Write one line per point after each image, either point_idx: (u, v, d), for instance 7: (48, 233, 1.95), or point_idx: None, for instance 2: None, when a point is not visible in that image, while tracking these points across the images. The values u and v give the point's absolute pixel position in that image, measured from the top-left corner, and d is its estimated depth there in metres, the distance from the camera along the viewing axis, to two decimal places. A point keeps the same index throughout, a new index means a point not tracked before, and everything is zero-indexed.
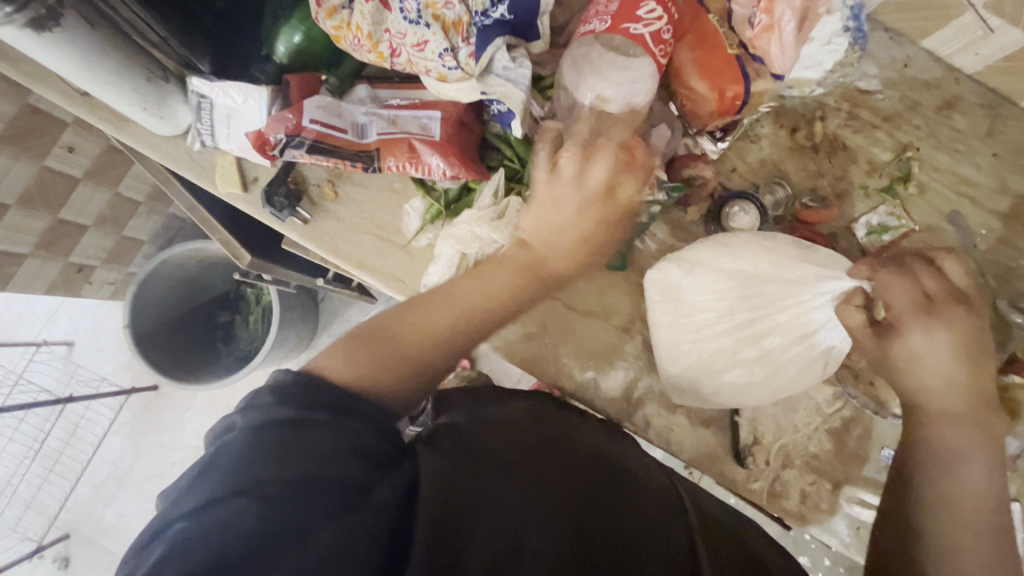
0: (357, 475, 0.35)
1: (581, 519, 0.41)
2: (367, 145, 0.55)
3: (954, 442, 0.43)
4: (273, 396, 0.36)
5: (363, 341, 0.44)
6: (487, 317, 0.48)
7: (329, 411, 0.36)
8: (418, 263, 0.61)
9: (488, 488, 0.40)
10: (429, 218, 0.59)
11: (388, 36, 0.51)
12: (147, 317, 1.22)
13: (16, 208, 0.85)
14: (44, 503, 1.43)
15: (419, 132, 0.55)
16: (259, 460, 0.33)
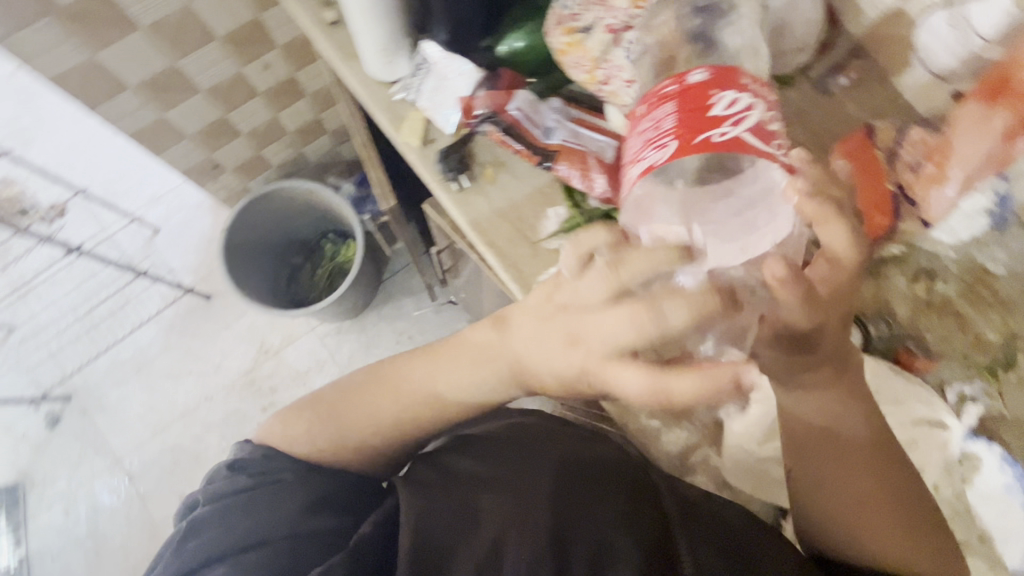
0: (339, 525, 0.54)
1: (559, 515, 0.53)
2: (548, 145, 0.62)
3: (825, 408, 0.52)
4: (250, 482, 0.57)
5: (315, 429, 0.64)
6: (419, 408, 0.61)
7: (300, 475, 0.58)
8: (539, 262, 0.64)
9: (458, 504, 0.54)
10: (565, 227, 0.64)
11: (608, 66, 0.57)
12: (240, 229, 1.30)
13: (203, 95, 0.95)
14: (64, 358, 1.47)
15: (595, 151, 0.61)
16: (256, 508, 0.54)
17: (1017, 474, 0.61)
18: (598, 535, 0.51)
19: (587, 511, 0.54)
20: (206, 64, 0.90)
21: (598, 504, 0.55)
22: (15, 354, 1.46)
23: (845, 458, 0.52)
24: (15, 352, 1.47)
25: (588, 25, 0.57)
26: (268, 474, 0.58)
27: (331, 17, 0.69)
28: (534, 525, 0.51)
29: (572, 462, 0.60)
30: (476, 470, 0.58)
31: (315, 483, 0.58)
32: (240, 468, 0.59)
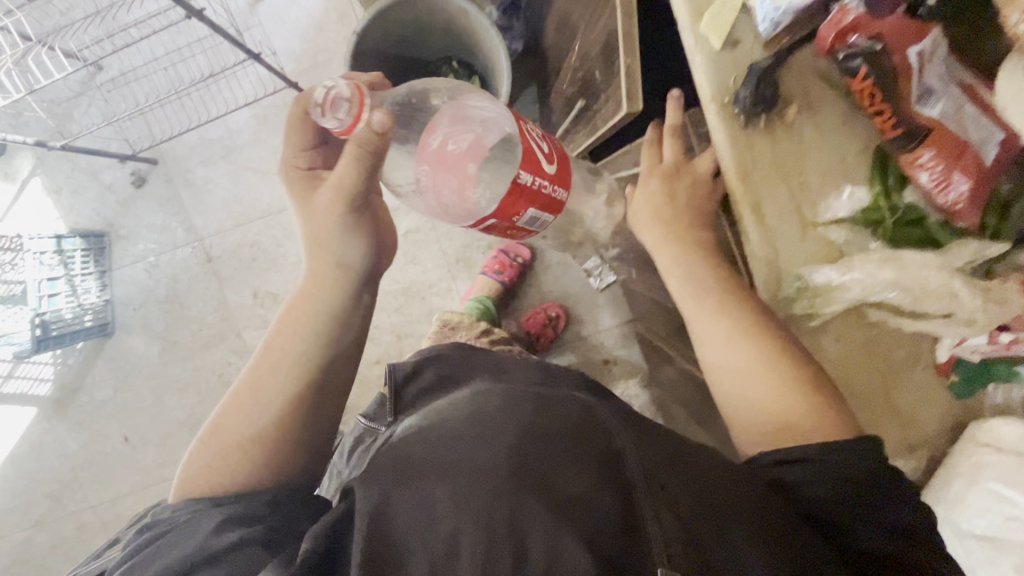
0: (258, 536, 0.47)
1: (514, 488, 0.39)
2: (926, 117, 0.45)
3: (719, 361, 0.54)
4: (194, 510, 0.52)
5: (207, 457, 0.58)
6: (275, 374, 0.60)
7: (206, 503, 0.53)
8: (805, 250, 0.51)
9: (402, 501, 0.41)
10: (860, 219, 0.50)
11: None
12: (373, 31, 1.11)
13: None
14: (154, 119, 1.37)
15: (976, 144, 0.45)
16: (148, 554, 0.48)
17: None
18: (557, 510, 0.38)
19: (556, 475, 0.40)
20: None
21: (553, 464, 0.41)
22: (98, 97, 1.34)
23: (738, 368, 0.52)
24: (100, 95, 1.35)
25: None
26: (199, 511, 0.52)
27: None
28: (478, 508, 0.39)
29: (529, 425, 0.44)
30: (419, 449, 0.45)
31: (246, 496, 0.54)
32: (192, 506, 0.53)
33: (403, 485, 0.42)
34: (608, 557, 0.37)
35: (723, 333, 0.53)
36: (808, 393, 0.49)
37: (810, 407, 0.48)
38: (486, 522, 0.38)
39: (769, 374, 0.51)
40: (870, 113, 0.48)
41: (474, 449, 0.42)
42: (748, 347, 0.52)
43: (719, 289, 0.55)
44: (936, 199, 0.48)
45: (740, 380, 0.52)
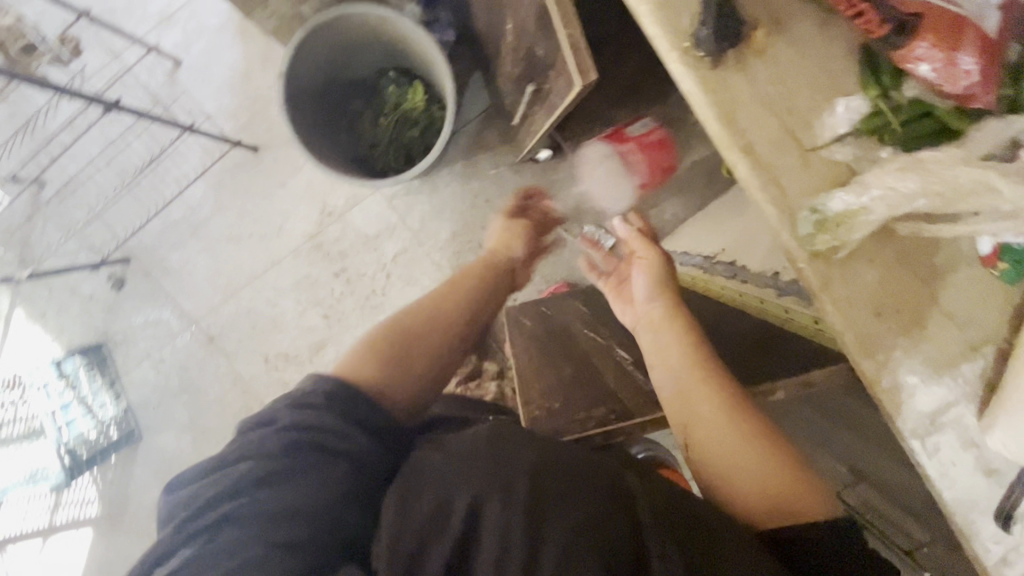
0: (298, 539, 0.45)
1: (520, 522, 0.45)
2: (907, 6, 0.41)
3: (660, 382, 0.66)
4: (220, 460, 0.50)
5: (370, 367, 0.66)
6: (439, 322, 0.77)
7: (245, 495, 0.47)
8: (812, 178, 0.47)
9: (404, 537, 0.46)
10: (865, 128, 0.46)
11: None
12: (299, 67, 1.05)
13: None
14: (112, 219, 1.33)
15: (974, 16, 0.40)
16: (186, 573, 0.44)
17: None
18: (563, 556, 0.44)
19: (553, 507, 0.46)
20: None
21: (576, 478, 0.49)
22: (50, 214, 1.30)
23: (696, 426, 0.61)
24: (52, 211, 1.31)
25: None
26: (196, 487, 0.49)
27: None
28: (485, 555, 0.45)
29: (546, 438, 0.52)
30: (437, 462, 0.49)
31: (311, 401, 0.54)
32: (264, 424, 0.52)
33: (403, 511, 0.47)
34: (607, 568, 0.44)
35: (709, 415, 0.60)
36: (786, 469, 0.56)
37: (782, 473, 0.55)
38: (499, 542, 0.45)
39: (750, 454, 0.57)
40: (849, 17, 0.44)
41: (483, 460, 0.48)
42: (739, 436, 0.58)
43: (710, 394, 0.61)
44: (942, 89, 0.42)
45: (710, 439, 0.59)
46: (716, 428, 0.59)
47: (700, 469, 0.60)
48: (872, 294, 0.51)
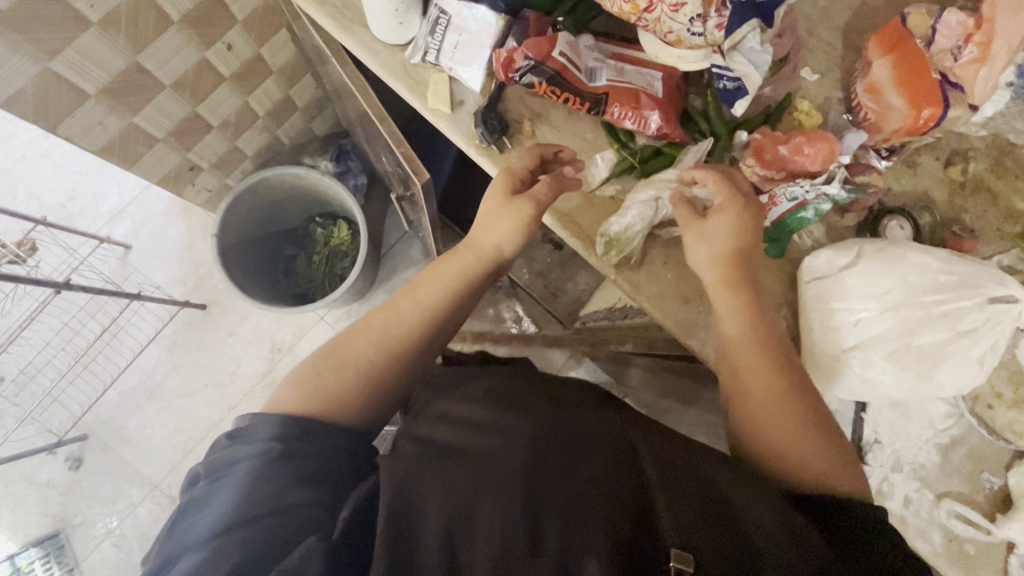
0: (320, 501, 0.49)
1: (531, 470, 0.48)
2: (597, 88, 0.59)
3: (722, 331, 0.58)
4: (228, 440, 0.53)
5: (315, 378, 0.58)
6: (411, 329, 0.62)
7: (283, 445, 0.52)
8: (597, 212, 0.64)
9: (427, 483, 0.47)
10: (618, 170, 0.63)
11: None
12: (230, 227, 1.23)
13: (169, 91, 0.86)
14: (69, 398, 1.39)
15: (645, 87, 0.59)
16: (223, 511, 0.47)
17: None
18: (573, 496, 0.46)
19: (567, 475, 0.48)
20: (168, 54, 0.80)
21: (579, 448, 0.50)
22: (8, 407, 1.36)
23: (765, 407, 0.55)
24: (10, 404, 1.36)
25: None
26: (226, 446, 0.53)
27: None
28: (506, 492, 0.46)
29: (557, 415, 0.55)
30: (449, 431, 0.52)
31: (267, 422, 0.53)
32: (234, 434, 0.53)
33: (425, 465, 0.48)
34: (610, 501, 0.46)
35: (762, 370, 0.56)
36: (823, 442, 0.55)
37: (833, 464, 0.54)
38: (503, 498, 0.45)
39: (809, 445, 0.54)
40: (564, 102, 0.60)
41: (501, 441, 0.50)
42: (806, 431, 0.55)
43: (766, 356, 0.55)
44: (644, 133, 0.61)
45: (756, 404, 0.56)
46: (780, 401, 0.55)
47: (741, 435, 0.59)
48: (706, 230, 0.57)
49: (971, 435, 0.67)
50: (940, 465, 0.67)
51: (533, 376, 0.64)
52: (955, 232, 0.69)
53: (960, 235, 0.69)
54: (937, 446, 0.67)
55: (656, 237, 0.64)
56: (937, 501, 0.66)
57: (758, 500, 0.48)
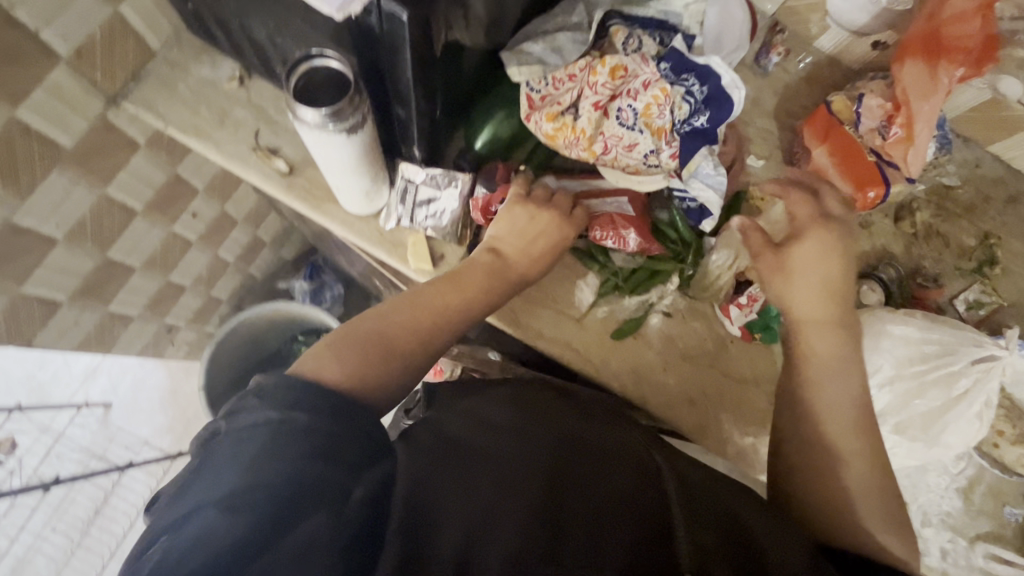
0: (332, 479, 0.38)
1: (554, 480, 0.45)
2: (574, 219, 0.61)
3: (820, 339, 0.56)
4: (256, 398, 0.40)
5: (352, 351, 0.48)
6: (459, 309, 0.55)
7: (312, 413, 0.40)
8: (592, 333, 0.66)
9: (448, 483, 0.44)
10: (603, 291, 0.66)
11: (602, 136, 0.58)
12: (215, 375, 1.22)
13: (139, 271, 0.85)
14: None
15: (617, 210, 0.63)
16: (223, 468, 0.37)
17: None
18: (594, 513, 0.43)
19: (586, 483, 0.46)
20: (136, 241, 0.80)
21: (608, 465, 0.49)
22: None
23: (829, 397, 0.55)
24: None
25: (571, 105, 0.58)
26: (253, 406, 0.40)
27: (283, 168, 0.64)
28: (526, 496, 0.43)
29: (580, 434, 0.53)
30: (472, 433, 0.49)
31: (297, 385, 0.42)
32: (265, 393, 0.41)
33: (444, 465, 0.45)
34: (637, 521, 0.43)
35: (826, 357, 0.56)
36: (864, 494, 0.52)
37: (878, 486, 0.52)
38: (522, 505, 0.42)
39: (862, 454, 0.53)
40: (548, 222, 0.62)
41: (527, 452, 0.48)
42: (861, 445, 0.53)
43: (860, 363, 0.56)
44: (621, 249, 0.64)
45: (830, 401, 0.55)
46: (849, 404, 0.54)
47: (783, 445, 0.57)
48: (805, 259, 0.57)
49: (986, 474, 0.69)
50: (965, 509, 0.69)
51: (550, 394, 0.62)
52: (921, 283, 0.73)
53: (927, 285, 0.73)
54: (957, 491, 0.69)
55: (652, 346, 0.67)
56: (972, 546, 0.68)
57: (783, 538, 0.46)
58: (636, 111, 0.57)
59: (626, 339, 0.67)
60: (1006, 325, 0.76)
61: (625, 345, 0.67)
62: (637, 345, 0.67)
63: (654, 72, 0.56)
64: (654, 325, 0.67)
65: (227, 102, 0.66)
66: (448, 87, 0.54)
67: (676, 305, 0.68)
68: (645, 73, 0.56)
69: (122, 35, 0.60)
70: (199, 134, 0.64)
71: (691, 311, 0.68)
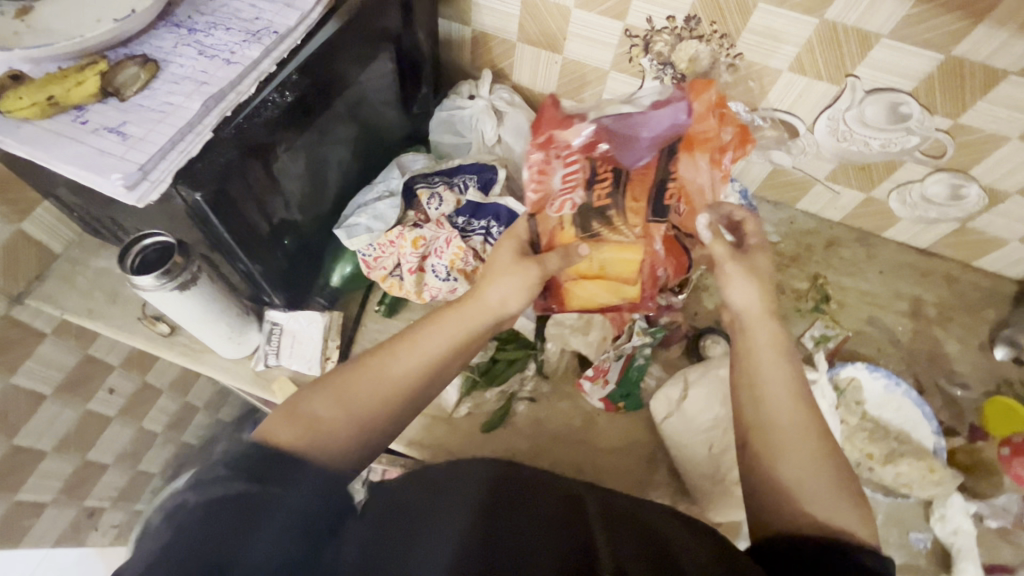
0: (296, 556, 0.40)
1: (487, 530, 0.44)
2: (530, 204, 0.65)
3: (754, 336, 0.57)
4: (223, 469, 0.41)
5: (313, 410, 0.49)
6: (429, 360, 0.54)
7: (274, 483, 0.42)
8: (465, 429, 0.70)
9: (388, 551, 0.43)
10: (465, 389, 0.70)
11: (428, 289, 0.70)
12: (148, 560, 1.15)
13: (52, 454, 0.88)
14: None
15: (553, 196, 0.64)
16: (190, 544, 0.37)
17: (883, 372, 0.75)
18: (527, 556, 0.42)
19: (518, 526, 0.45)
20: (46, 424, 0.84)
21: (528, 501, 0.49)
22: None
23: (766, 385, 0.53)
24: None
25: (394, 268, 0.69)
26: (216, 475, 0.41)
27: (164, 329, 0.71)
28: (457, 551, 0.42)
29: (518, 478, 0.53)
30: (412, 495, 0.49)
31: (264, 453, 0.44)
32: (224, 461, 0.42)
33: (385, 532, 0.45)
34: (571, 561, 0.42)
35: (763, 345, 0.56)
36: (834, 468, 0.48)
37: (826, 455, 0.49)
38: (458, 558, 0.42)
39: (811, 436, 0.50)
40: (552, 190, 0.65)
41: (457, 505, 0.47)
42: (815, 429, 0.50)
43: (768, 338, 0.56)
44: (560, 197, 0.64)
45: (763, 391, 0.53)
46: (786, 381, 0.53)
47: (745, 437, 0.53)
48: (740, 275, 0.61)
49: (879, 501, 0.70)
50: None
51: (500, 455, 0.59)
52: None
53: None
54: None
55: (523, 433, 0.71)
56: None
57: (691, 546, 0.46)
58: (446, 266, 0.67)
59: (497, 430, 0.71)
60: (856, 353, 0.82)
61: (498, 436, 0.70)
62: (509, 435, 0.71)
63: (452, 230, 0.67)
64: (522, 411, 0.72)
65: (120, 283, 0.76)
66: (283, 249, 0.66)
67: (539, 388, 0.73)
68: (444, 234, 0.67)
69: (24, 246, 0.72)
70: (92, 315, 0.73)
71: (556, 391, 0.74)
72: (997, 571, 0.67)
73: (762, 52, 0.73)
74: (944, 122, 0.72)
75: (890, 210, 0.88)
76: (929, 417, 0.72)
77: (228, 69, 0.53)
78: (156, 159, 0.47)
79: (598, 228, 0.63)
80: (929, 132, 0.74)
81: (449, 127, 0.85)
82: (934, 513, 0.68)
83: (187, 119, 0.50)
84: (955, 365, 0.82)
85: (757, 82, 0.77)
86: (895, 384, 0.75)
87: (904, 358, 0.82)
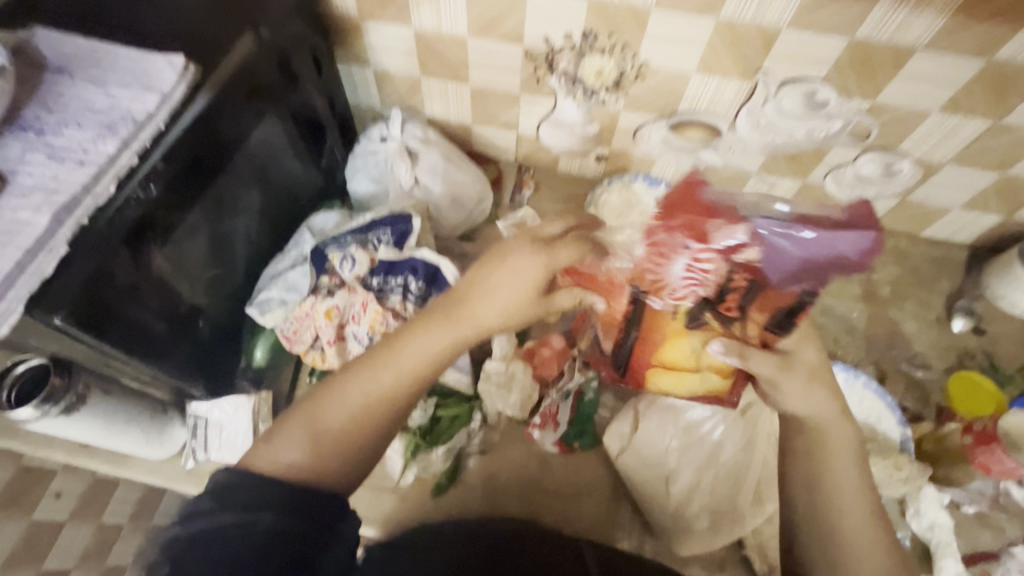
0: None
1: None
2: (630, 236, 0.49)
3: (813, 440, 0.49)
4: (212, 502, 0.42)
5: (305, 428, 0.46)
6: (416, 371, 0.48)
7: (271, 513, 0.42)
8: (416, 495, 0.67)
9: None
10: (409, 454, 0.66)
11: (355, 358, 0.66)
12: None
13: None
14: None
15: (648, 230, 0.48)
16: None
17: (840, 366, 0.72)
18: None
19: None
20: None
21: (523, 547, 0.51)
22: None
23: (828, 490, 0.47)
24: None
25: (314, 341, 0.65)
26: (211, 509, 0.41)
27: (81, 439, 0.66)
28: None
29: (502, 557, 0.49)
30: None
31: (250, 479, 0.43)
32: (220, 493, 0.42)
33: None
34: None
35: (828, 447, 0.48)
36: None
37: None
38: None
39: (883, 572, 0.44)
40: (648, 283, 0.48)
41: None
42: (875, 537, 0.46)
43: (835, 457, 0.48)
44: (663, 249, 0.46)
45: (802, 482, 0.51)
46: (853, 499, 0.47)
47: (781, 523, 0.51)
48: (810, 369, 0.48)
49: None
50: None
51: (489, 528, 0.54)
52: None
53: None
54: None
55: (476, 490, 0.68)
56: None
57: None
58: (365, 331, 0.64)
59: (449, 491, 0.67)
60: None
61: (450, 498, 0.67)
62: (462, 495, 0.67)
63: (367, 294, 0.64)
64: (472, 468, 0.69)
65: None
66: (189, 339, 0.61)
67: (489, 440, 0.70)
68: (359, 298, 0.64)
69: None
70: None
71: (506, 438, 0.70)
72: (979, 559, 0.65)
73: (666, 57, 0.69)
74: (862, 103, 0.69)
75: (830, 194, 0.85)
76: (893, 408, 0.70)
77: (82, 171, 0.49)
78: (3, 289, 0.43)
79: (712, 320, 0.48)
80: (850, 114, 0.71)
81: (364, 173, 0.82)
82: (909, 510, 0.66)
83: (36, 237, 0.45)
84: (915, 344, 0.80)
85: (667, 88, 0.74)
86: (855, 376, 0.71)
87: (863, 345, 0.80)
